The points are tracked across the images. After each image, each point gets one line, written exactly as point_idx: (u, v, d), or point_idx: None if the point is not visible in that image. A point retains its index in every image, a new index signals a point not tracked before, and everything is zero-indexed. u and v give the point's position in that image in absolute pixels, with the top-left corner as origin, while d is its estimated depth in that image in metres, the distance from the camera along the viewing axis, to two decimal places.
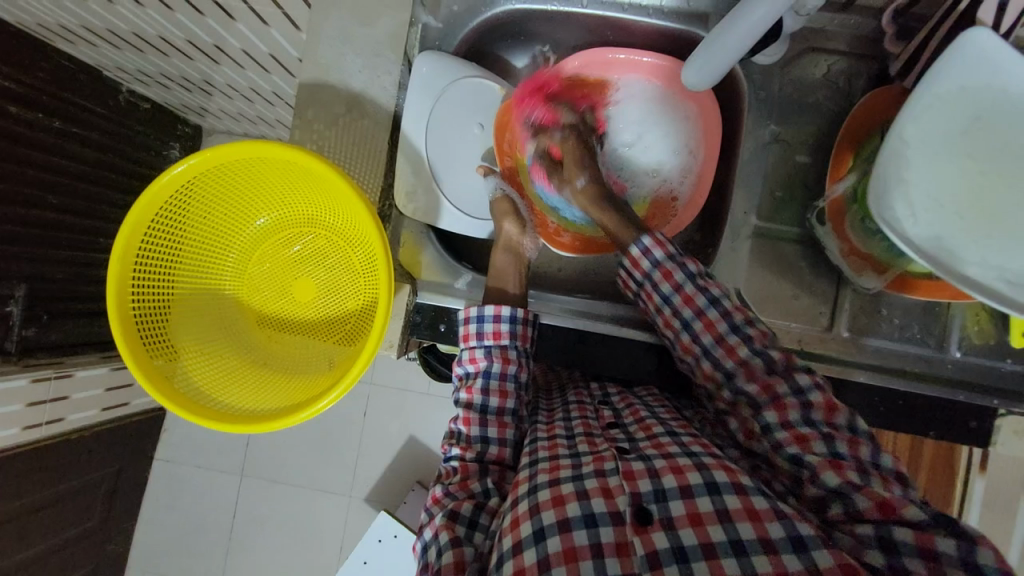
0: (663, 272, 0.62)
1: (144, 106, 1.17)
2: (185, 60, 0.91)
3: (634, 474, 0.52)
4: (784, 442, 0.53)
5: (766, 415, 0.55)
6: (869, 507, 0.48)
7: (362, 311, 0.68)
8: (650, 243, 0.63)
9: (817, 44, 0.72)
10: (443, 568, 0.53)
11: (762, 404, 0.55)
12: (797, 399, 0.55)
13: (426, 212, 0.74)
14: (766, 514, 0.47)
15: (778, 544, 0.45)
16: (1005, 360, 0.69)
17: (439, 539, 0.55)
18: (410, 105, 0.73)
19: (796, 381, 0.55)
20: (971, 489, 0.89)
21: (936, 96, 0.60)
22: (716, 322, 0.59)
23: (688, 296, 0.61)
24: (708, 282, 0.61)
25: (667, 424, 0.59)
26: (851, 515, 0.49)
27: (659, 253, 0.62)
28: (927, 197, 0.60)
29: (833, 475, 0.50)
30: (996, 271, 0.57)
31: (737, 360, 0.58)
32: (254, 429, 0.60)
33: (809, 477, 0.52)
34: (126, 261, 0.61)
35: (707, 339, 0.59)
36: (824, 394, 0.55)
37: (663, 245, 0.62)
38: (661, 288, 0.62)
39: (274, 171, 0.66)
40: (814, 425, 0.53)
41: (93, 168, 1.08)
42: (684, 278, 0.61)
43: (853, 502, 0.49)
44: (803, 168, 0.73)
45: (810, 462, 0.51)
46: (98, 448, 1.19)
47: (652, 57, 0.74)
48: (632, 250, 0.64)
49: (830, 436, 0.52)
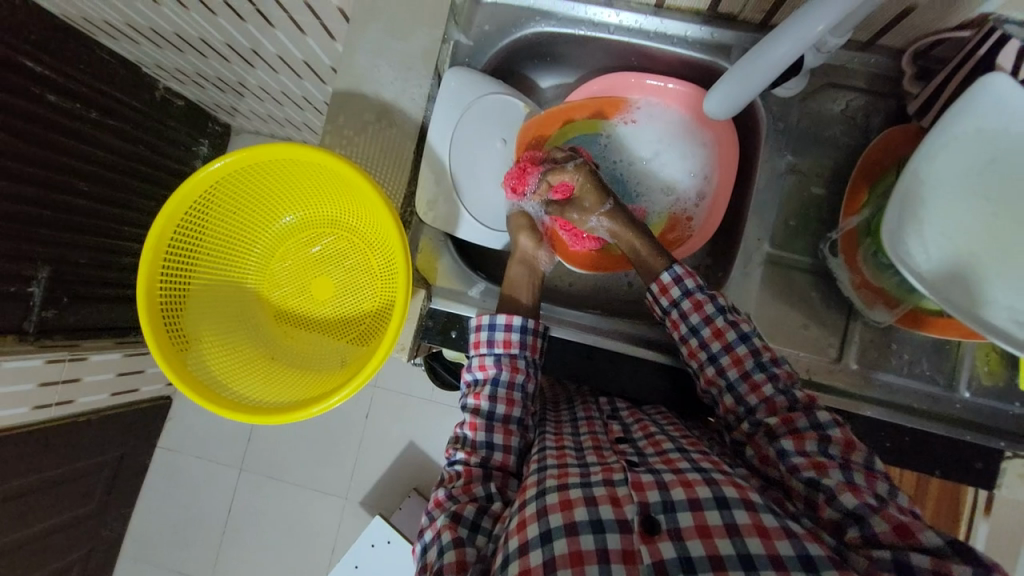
0: (693, 301, 0.63)
1: (178, 102, 1.22)
2: (221, 61, 0.95)
3: (643, 485, 0.53)
4: (802, 467, 0.53)
5: (784, 442, 0.55)
6: (886, 530, 0.48)
7: (377, 312, 0.70)
8: (682, 272, 0.65)
9: (836, 80, 0.74)
10: (444, 567, 0.54)
11: (779, 433, 0.56)
12: (815, 431, 0.56)
13: (446, 221, 0.76)
14: (774, 532, 0.47)
15: (787, 561, 0.45)
16: (1015, 404, 0.68)
17: (441, 539, 0.56)
18: (438, 119, 0.75)
19: (817, 416, 0.57)
20: (976, 535, 0.87)
21: (954, 135, 0.61)
22: (743, 358, 0.60)
23: (719, 331, 0.62)
24: (739, 319, 0.63)
25: (677, 441, 0.60)
26: (868, 540, 0.49)
27: (690, 283, 0.65)
28: (940, 235, 0.61)
29: (851, 496, 0.50)
30: (1006, 311, 0.57)
31: (760, 395, 0.59)
32: (265, 420, 0.61)
33: (826, 500, 0.52)
34: (157, 249, 0.63)
35: (733, 373, 0.60)
36: (843, 431, 0.56)
37: (694, 276, 0.65)
38: (689, 318, 0.63)
39: (304, 173, 0.69)
40: (832, 456, 0.54)
41: (124, 159, 1.12)
42: (715, 311, 0.62)
43: (870, 525, 0.49)
44: (819, 199, 0.74)
45: (827, 486, 0.51)
46: (103, 432, 1.22)
47: (676, 83, 0.76)
48: (663, 277, 0.66)
49: (848, 467, 0.53)
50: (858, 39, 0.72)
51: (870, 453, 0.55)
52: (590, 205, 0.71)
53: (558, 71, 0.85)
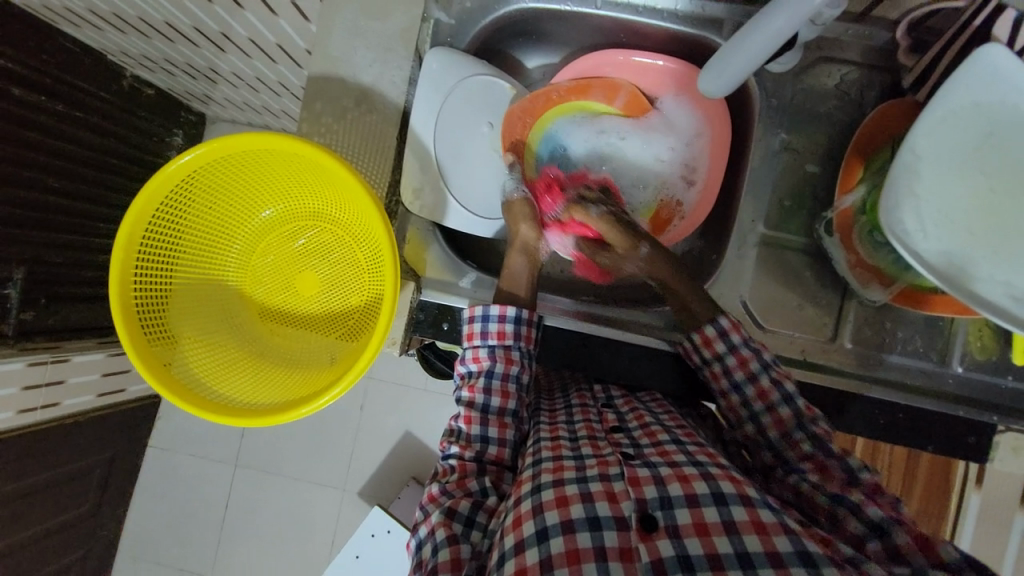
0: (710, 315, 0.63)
1: (148, 91, 1.16)
2: (191, 46, 0.90)
3: (640, 480, 0.52)
4: (820, 481, 0.55)
5: (808, 473, 0.56)
6: (909, 541, 0.50)
7: (365, 307, 0.68)
8: (728, 327, 0.62)
9: (830, 53, 0.72)
10: (439, 565, 0.53)
11: (799, 463, 0.57)
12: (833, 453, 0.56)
13: (432, 210, 0.74)
14: (773, 527, 0.47)
15: (786, 558, 0.45)
16: (1007, 378, 0.69)
17: (436, 536, 0.55)
18: (420, 100, 0.72)
19: (853, 466, 0.55)
20: (966, 505, 0.90)
21: (949, 111, 0.59)
22: (769, 391, 0.59)
23: (744, 360, 0.61)
24: (761, 348, 0.62)
25: (672, 432, 0.59)
26: (892, 553, 0.50)
27: (736, 338, 0.62)
28: (937, 213, 0.60)
29: (876, 508, 0.52)
30: (1002, 287, 0.57)
31: (799, 453, 0.57)
32: (253, 421, 0.59)
33: (848, 513, 0.52)
34: (129, 248, 0.61)
35: (757, 405, 0.60)
36: (875, 477, 0.55)
37: (740, 330, 0.62)
38: (734, 376, 0.61)
39: (281, 163, 0.66)
40: (850, 472, 0.55)
41: (96, 153, 1.07)
42: (779, 399, 0.59)
43: (893, 535, 0.50)
44: (813, 178, 0.73)
45: (850, 499, 0.53)
46: (91, 434, 1.19)
47: (664, 60, 0.74)
48: (708, 330, 0.63)
49: (866, 485, 0.54)
50: (853, 10, 0.69)
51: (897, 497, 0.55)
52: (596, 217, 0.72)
53: (544, 50, 0.82)
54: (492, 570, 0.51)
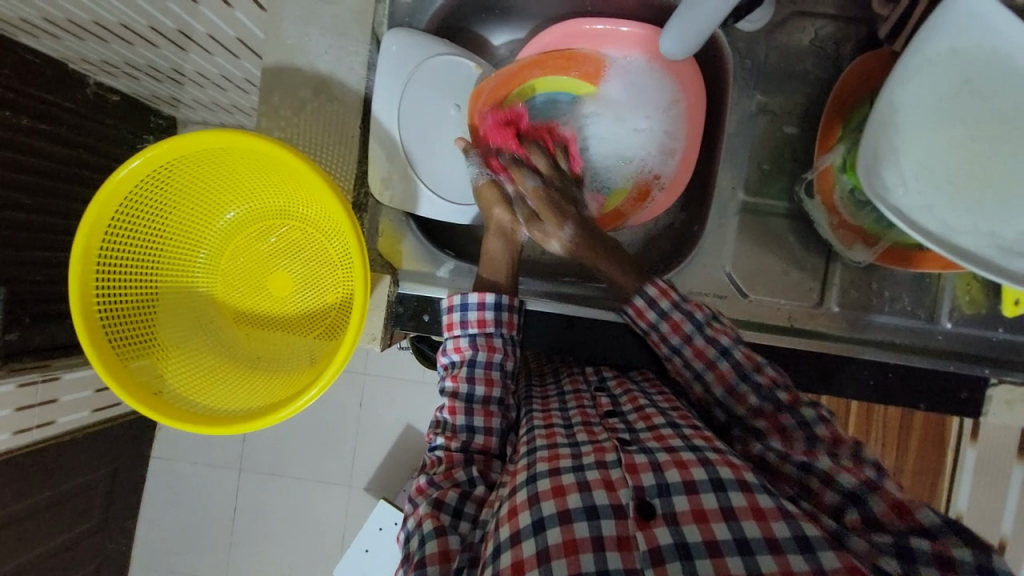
0: (671, 323, 0.60)
1: (114, 98, 1.12)
2: (150, 48, 0.86)
3: (637, 467, 0.51)
4: (794, 450, 0.53)
5: (771, 443, 0.54)
6: (884, 508, 0.49)
7: (341, 304, 0.66)
8: (655, 294, 0.61)
9: (804, 8, 0.69)
10: (427, 557, 0.52)
11: (766, 431, 0.55)
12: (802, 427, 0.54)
13: (403, 200, 0.71)
14: (772, 514, 0.46)
15: (783, 543, 0.45)
16: (997, 330, 0.68)
17: (423, 528, 0.54)
18: (381, 85, 0.69)
19: (805, 415, 0.54)
20: (962, 460, 0.89)
21: (926, 58, 0.57)
22: (727, 373, 0.58)
23: (699, 350, 0.59)
24: (715, 331, 0.59)
25: (668, 415, 0.58)
26: (869, 521, 0.49)
27: (666, 304, 0.60)
28: (917, 166, 0.58)
29: (848, 476, 0.51)
30: (987, 238, 0.55)
31: (748, 407, 0.56)
32: (233, 429, 0.58)
33: (823, 483, 0.51)
34: (87, 258, 0.58)
35: (718, 390, 0.58)
36: (832, 426, 0.54)
37: (668, 295, 0.61)
38: (671, 340, 0.60)
39: (241, 161, 0.63)
40: (818, 440, 0.53)
41: (64, 166, 1.04)
42: (716, 354, 0.58)
43: (870, 504, 0.49)
44: (792, 139, 0.71)
45: (822, 469, 0.51)
46: (88, 451, 1.18)
47: (633, 27, 0.72)
48: (636, 301, 0.61)
49: (838, 454, 0.53)
50: None
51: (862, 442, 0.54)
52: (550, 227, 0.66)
53: (508, 24, 0.79)
54: (484, 563, 0.50)
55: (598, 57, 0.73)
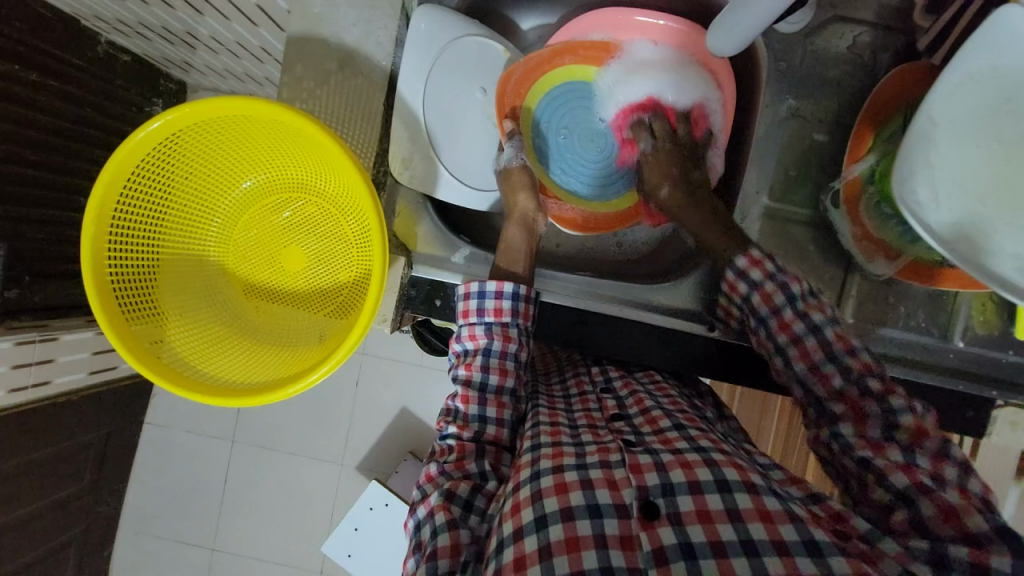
0: (762, 293, 0.59)
1: (123, 58, 1.09)
2: (166, 9, 0.84)
3: (642, 467, 0.51)
4: (856, 446, 0.52)
5: (840, 424, 0.54)
6: (933, 513, 0.48)
7: (354, 283, 0.65)
8: (745, 264, 0.61)
9: (844, 13, 0.68)
10: (438, 549, 0.53)
11: (838, 416, 0.54)
12: (881, 412, 0.52)
13: (423, 181, 0.70)
14: (779, 517, 0.46)
15: (791, 546, 0.45)
16: (1008, 352, 0.68)
17: (435, 520, 0.55)
18: (409, 62, 0.68)
19: (890, 403, 0.52)
20: None
21: (967, 74, 0.56)
22: (813, 350, 0.56)
23: (767, 295, 0.59)
24: (790, 279, 0.59)
25: (674, 417, 0.58)
26: (914, 523, 0.48)
27: (756, 274, 0.60)
28: (949, 182, 0.57)
29: (903, 476, 0.49)
30: (1014, 261, 0.54)
31: (828, 388, 0.55)
32: (240, 401, 0.57)
33: (875, 479, 0.51)
34: (101, 220, 0.57)
35: (781, 339, 0.57)
36: (918, 418, 0.52)
37: (760, 265, 0.60)
38: (758, 309, 0.59)
39: (260, 131, 0.62)
40: (892, 435, 0.52)
41: (71, 124, 1.02)
42: (804, 329, 0.57)
43: (918, 507, 0.48)
44: (820, 146, 0.70)
45: (878, 466, 0.51)
46: (83, 413, 1.18)
47: (669, 20, 0.70)
48: (727, 275, 0.62)
49: (911, 450, 0.51)
50: None
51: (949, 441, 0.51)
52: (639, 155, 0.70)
53: (540, 9, 0.77)
54: (489, 558, 0.51)
55: (641, 44, 0.72)
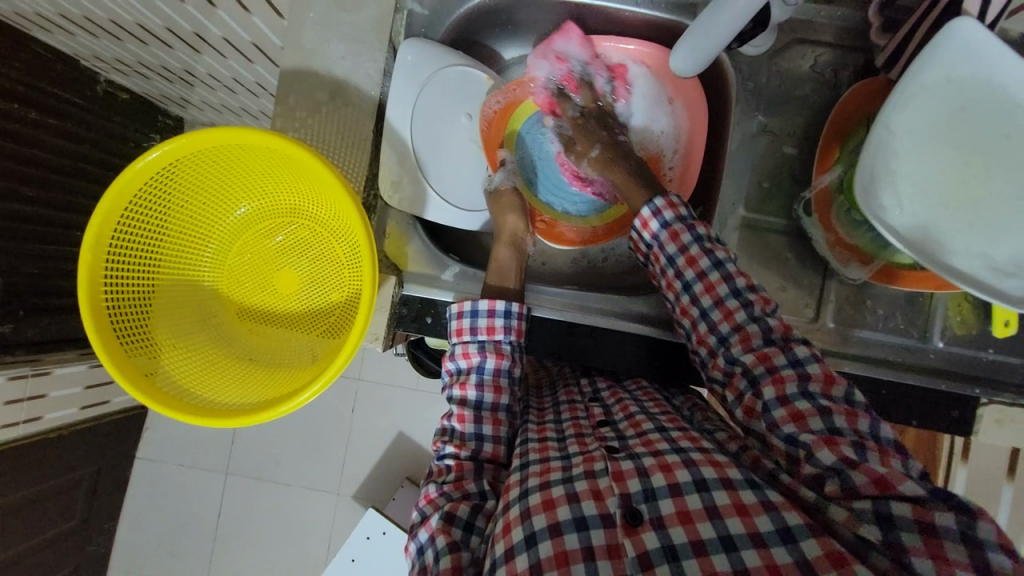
0: (687, 257, 0.62)
1: (123, 96, 1.13)
2: (165, 49, 0.88)
3: (624, 474, 0.52)
4: (781, 421, 0.52)
5: (764, 391, 0.54)
6: (865, 482, 0.48)
7: (346, 303, 0.67)
8: (661, 206, 0.65)
9: (805, 35, 0.72)
10: (440, 572, 0.52)
11: (759, 377, 0.55)
12: (794, 370, 0.54)
13: (412, 203, 0.72)
14: (755, 508, 0.48)
15: (766, 538, 0.46)
16: (987, 351, 0.70)
17: (436, 544, 0.54)
18: (396, 91, 0.71)
19: (796, 353, 0.55)
20: (954, 478, 0.93)
21: (920, 86, 0.60)
22: (734, 311, 0.58)
23: (729, 313, 0.58)
24: (754, 299, 0.59)
25: (657, 420, 0.59)
26: (849, 492, 0.48)
27: (670, 215, 0.64)
28: (912, 188, 0.60)
29: (827, 453, 0.49)
30: (980, 260, 0.58)
31: (746, 346, 0.57)
32: (230, 423, 0.58)
33: (805, 456, 0.51)
34: (98, 248, 0.59)
35: (724, 328, 0.58)
36: (823, 366, 0.54)
37: (674, 208, 0.64)
38: (667, 249, 0.63)
39: (253, 158, 0.64)
40: (812, 399, 0.52)
41: (70, 161, 1.04)
42: (709, 265, 0.61)
43: (849, 478, 0.48)
44: (791, 159, 0.73)
45: (805, 443, 0.50)
46: (75, 447, 1.16)
47: (639, 45, 0.74)
48: (642, 212, 0.66)
49: (828, 411, 0.51)
50: None
51: (851, 388, 0.54)
52: (581, 148, 0.74)
53: (520, 40, 0.82)
54: None
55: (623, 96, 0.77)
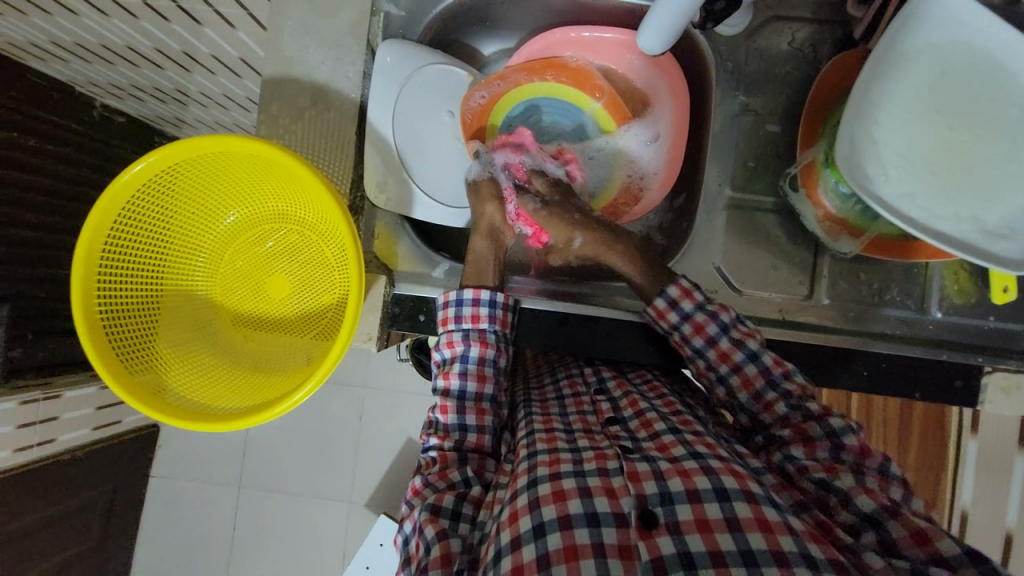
0: (694, 324, 0.61)
1: (119, 119, 1.15)
2: (154, 70, 0.90)
3: (639, 475, 0.51)
4: (812, 469, 0.54)
5: (793, 448, 0.55)
6: (903, 535, 0.49)
7: (336, 306, 0.67)
8: (676, 293, 0.63)
9: (782, 12, 0.72)
10: (429, 563, 0.52)
11: (788, 441, 0.56)
12: (829, 440, 0.55)
13: (399, 203, 0.73)
14: (778, 527, 0.45)
15: (790, 557, 0.43)
16: (988, 318, 0.68)
17: (425, 534, 0.54)
18: (376, 93, 0.72)
19: (831, 424, 0.56)
20: (964, 451, 0.94)
21: (898, 54, 0.60)
22: (730, 352, 0.60)
23: (699, 326, 0.61)
24: (716, 308, 0.62)
25: (669, 420, 0.58)
26: (885, 544, 0.49)
27: (688, 305, 0.62)
28: (897, 156, 0.60)
29: (867, 499, 0.51)
30: (970, 224, 0.57)
31: (773, 414, 0.58)
32: (224, 427, 0.58)
33: (841, 502, 0.52)
34: (89, 260, 0.60)
35: (723, 368, 0.60)
36: (857, 437, 0.56)
37: (690, 296, 0.62)
38: (672, 319, 0.62)
39: (239, 165, 0.65)
40: (843, 459, 0.54)
41: (73, 185, 1.06)
42: (698, 310, 0.62)
43: (888, 527, 0.50)
44: (775, 137, 0.73)
45: (842, 488, 0.52)
46: (89, 468, 1.18)
47: (615, 33, 0.74)
48: (658, 302, 0.63)
49: (861, 473, 0.53)
50: None
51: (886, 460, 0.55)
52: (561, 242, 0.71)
53: (498, 36, 0.82)
54: (485, 565, 0.50)
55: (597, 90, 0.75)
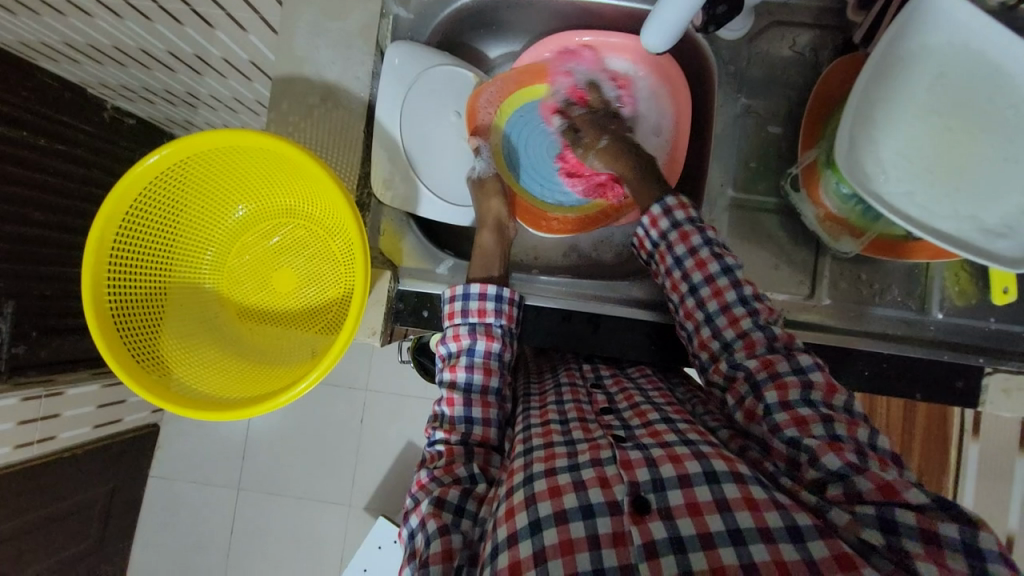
0: (681, 233, 0.63)
1: (129, 121, 1.17)
2: (166, 72, 0.92)
3: (632, 463, 0.51)
4: (783, 424, 0.52)
5: (766, 395, 0.53)
6: (871, 488, 0.47)
7: (342, 300, 0.68)
8: (673, 204, 0.65)
9: (782, 18, 0.73)
10: (430, 557, 0.52)
11: (762, 383, 0.54)
12: (797, 377, 0.54)
13: (405, 200, 0.74)
14: (764, 503, 0.46)
15: (776, 533, 0.44)
16: (989, 320, 0.69)
17: (426, 528, 0.54)
18: (384, 93, 0.73)
19: (799, 362, 0.55)
20: (966, 456, 0.94)
21: (897, 57, 0.61)
22: (724, 289, 0.60)
23: (686, 235, 0.63)
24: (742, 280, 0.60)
25: (662, 410, 0.59)
26: (852, 496, 0.48)
27: (680, 215, 0.64)
28: (895, 156, 0.61)
29: (833, 458, 0.49)
30: (968, 222, 0.58)
31: (750, 352, 0.57)
32: (230, 416, 0.59)
33: (808, 461, 0.50)
34: (101, 250, 0.61)
35: (729, 334, 0.58)
36: (824, 375, 0.54)
37: (685, 208, 0.64)
38: (677, 249, 0.63)
39: (249, 160, 0.66)
40: (813, 406, 0.52)
41: (82, 185, 1.07)
42: (700, 243, 0.62)
43: (856, 484, 0.48)
44: (776, 139, 0.74)
45: (809, 445, 0.50)
46: (89, 467, 1.18)
47: (621, 37, 0.75)
48: (653, 210, 0.65)
49: (830, 419, 0.51)
50: None
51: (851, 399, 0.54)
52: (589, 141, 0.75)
53: (504, 39, 0.84)
54: (483, 564, 0.50)
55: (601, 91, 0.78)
